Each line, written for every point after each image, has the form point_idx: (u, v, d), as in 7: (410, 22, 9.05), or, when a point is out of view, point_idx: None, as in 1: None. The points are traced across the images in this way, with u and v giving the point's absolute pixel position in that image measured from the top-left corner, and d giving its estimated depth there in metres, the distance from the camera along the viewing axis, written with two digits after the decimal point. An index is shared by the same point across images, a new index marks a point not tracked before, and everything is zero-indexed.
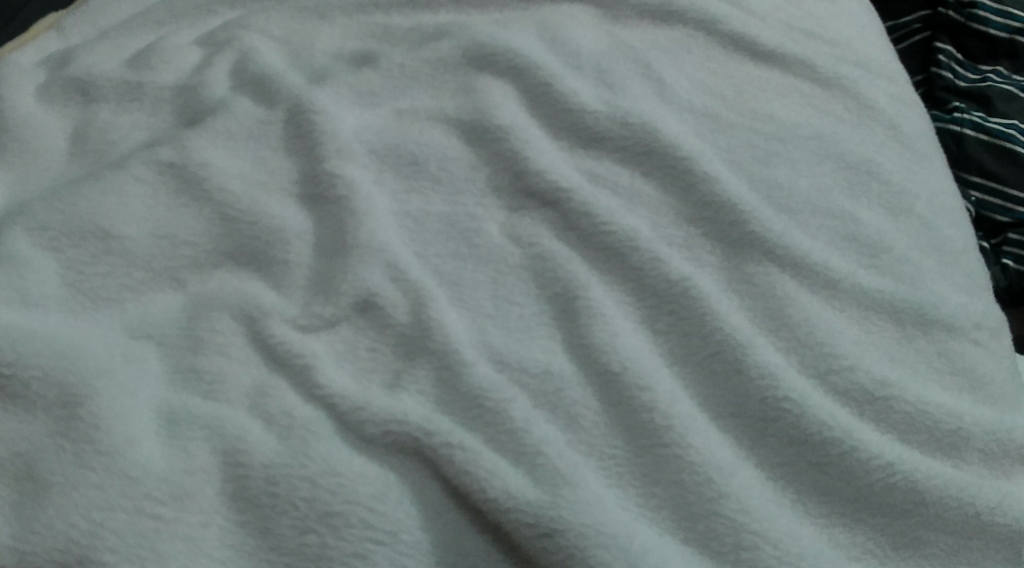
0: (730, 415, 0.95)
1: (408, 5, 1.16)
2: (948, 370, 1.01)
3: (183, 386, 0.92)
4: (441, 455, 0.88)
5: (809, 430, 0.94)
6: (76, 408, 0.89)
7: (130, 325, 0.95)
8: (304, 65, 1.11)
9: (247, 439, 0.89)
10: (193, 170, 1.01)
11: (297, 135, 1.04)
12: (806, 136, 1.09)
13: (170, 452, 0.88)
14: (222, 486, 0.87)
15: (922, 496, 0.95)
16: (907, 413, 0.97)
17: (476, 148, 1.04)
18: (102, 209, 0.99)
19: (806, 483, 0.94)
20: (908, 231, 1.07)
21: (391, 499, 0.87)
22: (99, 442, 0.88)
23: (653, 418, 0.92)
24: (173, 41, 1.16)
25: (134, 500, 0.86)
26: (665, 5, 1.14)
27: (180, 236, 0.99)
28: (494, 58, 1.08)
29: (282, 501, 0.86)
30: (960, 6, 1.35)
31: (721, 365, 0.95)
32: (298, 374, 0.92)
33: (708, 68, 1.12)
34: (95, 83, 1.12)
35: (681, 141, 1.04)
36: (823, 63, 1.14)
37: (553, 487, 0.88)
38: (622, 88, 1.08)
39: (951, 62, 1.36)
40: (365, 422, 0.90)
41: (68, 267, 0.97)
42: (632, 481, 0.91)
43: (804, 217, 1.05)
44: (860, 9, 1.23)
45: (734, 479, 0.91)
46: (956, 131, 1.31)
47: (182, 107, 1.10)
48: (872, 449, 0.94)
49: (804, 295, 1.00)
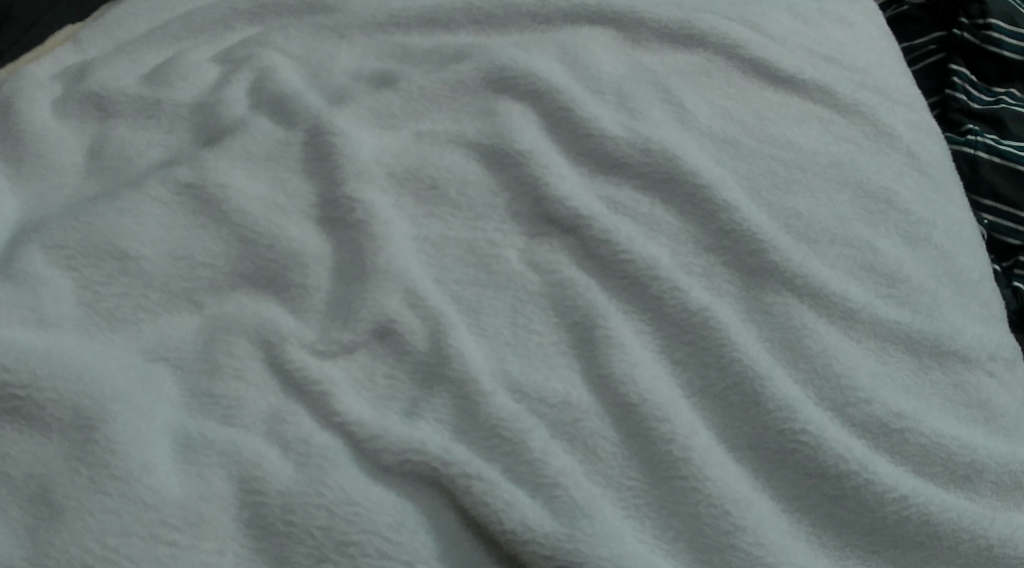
0: (747, 446, 0.95)
1: (427, 25, 1.16)
2: (963, 402, 1.01)
3: (199, 411, 0.91)
4: (458, 485, 0.88)
5: (826, 462, 0.94)
6: (92, 432, 0.89)
7: (146, 347, 0.95)
8: (323, 86, 1.11)
9: (263, 466, 0.88)
10: (211, 191, 1.01)
11: (316, 158, 1.04)
12: (825, 163, 1.09)
13: (185, 477, 0.88)
14: (238, 513, 0.87)
15: (936, 530, 0.94)
16: (922, 446, 0.97)
17: (495, 173, 1.04)
18: (120, 229, 0.98)
19: (821, 516, 0.94)
20: (926, 261, 1.06)
21: (408, 529, 0.87)
22: (115, 467, 0.87)
23: (670, 449, 0.91)
24: (190, 57, 1.16)
25: (150, 526, 0.86)
26: (686, 28, 1.14)
27: (197, 257, 0.98)
28: (514, 82, 1.08)
29: (299, 529, 0.86)
30: (975, 28, 1.33)
31: (739, 397, 0.95)
32: (315, 400, 0.92)
33: (727, 93, 1.12)
34: (112, 99, 1.11)
35: (702, 168, 1.04)
36: (842, 89, 1.13)
37: (571, 519, 0.88)
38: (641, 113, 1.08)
39: (965, 83, 1.32)
40: (383, 450, 0.89)
41: (84, 287, 0.97)
42: (648, 513, 0.90)
43: (823, 247, 1.04)
44: (880, 35, 1.23)
45: (751, 512, 0.91)
46: (969, 154, 1.27)
47: (199, 125, 1.10)
48: (887, 482, 0.94)
49: (823, 325, 1.00)
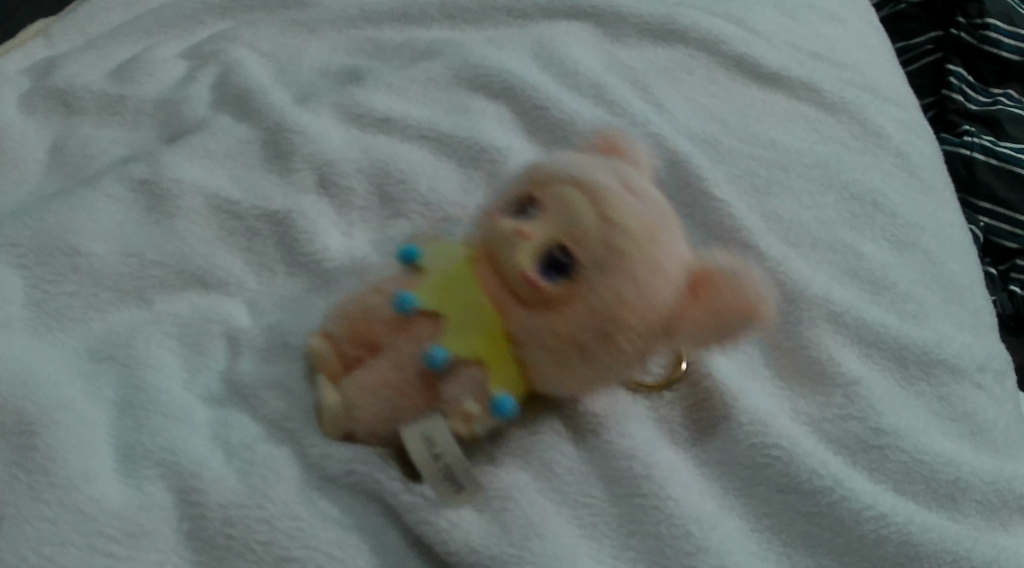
0: (717, 462, 0.90)
1: (400, 20, 1.11)
2: (948, 416, 0.95)
3: (142, 417, 0.86)
4: (402, 503, 0.84)
5: (800, 478, 0.88)
6: (34, 438, 0.83)
7: (91, 346, 0.90)
8: (290, 82, 1.06)
9: (203, 476, 0.83)
10: (165, 186, 0.95)
11: (276, 157, 0.99)
12: (811, 164, 1.03)
13: (126, 486, 0.83)
14: (179, 524, 0.82)
15: (915, 551, 0.88)
16: (903, 462, 0.91)
17: (467, 171, 1.00)
18: (71, 224, 0.93)
19: (795, 535, 0.88)
20: (914, 267, 1.01)
21: (351, 546, 0.83)
22: (54, 474, 0.82)
23: (632, 466, 0.87)
24: (158, 53, 1.09)
25: (86, 536, 0.81)
26: (667, 23, 1.09)
27: (149, 255, 0.93)
28: (488, 80, 1.04)
29: (238, 543, 0.82)
30: (973, 27, 1.27)
31: (709, 412, 0.91)
32: (261, 409, 0.87)
33: (709, 91, 1.07)
34: (76, 94, 1.03)
35: (687, 158, 1.00)
36: (829, 87, 1.08)
37: (519, 537, 0.84)
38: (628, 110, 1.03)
39: (963, 84, 1.27)
40: (329, 459, 0.85)
41: (33, 285, 0.91)
42: (607, 531, 0.86)
43: (806, 251, 0.99)
44: (871, 30, 1.17)
45: (715, 533, 0.86)
46: (965, 155, 1.22)
47: (165, 124, 1.03)
48: (864, 499, 0.88)
49: (811, 327, 0.95)
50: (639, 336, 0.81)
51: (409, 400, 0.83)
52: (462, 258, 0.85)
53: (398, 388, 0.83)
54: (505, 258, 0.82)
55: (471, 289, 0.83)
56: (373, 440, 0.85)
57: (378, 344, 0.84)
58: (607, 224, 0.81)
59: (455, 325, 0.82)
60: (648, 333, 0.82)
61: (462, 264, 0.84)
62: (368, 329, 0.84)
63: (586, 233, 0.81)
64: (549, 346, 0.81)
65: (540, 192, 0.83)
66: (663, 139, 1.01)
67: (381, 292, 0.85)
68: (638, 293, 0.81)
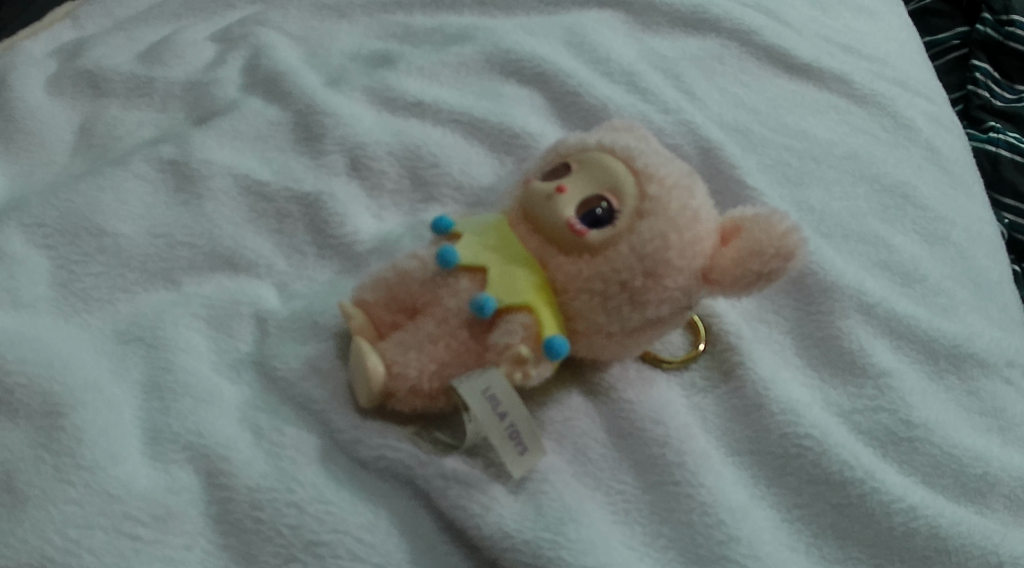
0: (750, 451, 0.88)
1: (431, 5, 1.11)
2: (976, 410, 0.92)
3: (169, 399, 0.85)
4: (434, 486, 0.82)
5: (831, 468, 0.86)
6: (59, 419, 0.82)
7: (118, 326, 0.88)
8: (319, 65, 1.05)
9: (232, 459, 0.82)
10: (194, 168, 0.95)
11: (306, 140, 0.98)
12: (840, 155, 1.03)
13: (155, 469, 0.82)
14: (206, 508, 0.81)
15: (945, 545, 0.86)
16: (933, 455, 0.89)
17: (500, 155, 0.99)
18: (98, 205, 0.92)
19: (825, 526, 0.86)
20: (945, 261, 0.99)
21: (382, 530, 0.81)
22: (80, 455, 0.81)
23: (664, 454, 0.86)
24: (186, 36, 1.08)
25: (112, 519, 0.79)
26: (699, 13, 1.09)
27: (177, 236, 0.92)
28: (519, 67, 1.04)
29: (267, 527, 0.80)
30: (999, 23, 1.25)
31: (742, 401, 0.90)
32: (290, 392, 0.86)
33: (741, 80, 1.06)
34: (105, 76, 1.03)
35: (719, 147, 0.99)
36: (860, 79, 1.07)
37: (555, 522, 0.82)
38: (661, 98, 1.02)
39: (988, 80, 1.24)
40: (359, 444, 0.84)
41: (59, 266, 0.90)
42: (638, 519, 0.85)
43: (837, 242, 0.98)
44: (901, 24, 1.16)
45: (747, 522, 0.85)
46: (990, 151, 1.18)
47: (193, 105, 1.02)
48: (894, 492, 0.86)
49: (842, 317, 0.94)
50: (677, 276, 0.81)
51: (457, 355, 0.82)
52: (497, 223, 0.85)
53: (444, 342, 0.82)
54: (543, 213, 0.82)
55: (511, 250, 0.83)
56: (416, 396, 0.83)
57: (418, 307, 0.84)
58: (640, 174, 0.82)
59: (502, 277, 0.82)
60: (686, 273, 0.82)
61: (497, 232, 0.85)
62: (406, 292, 0.84)
63: (622, 181, 0.82)
64: (593, 287, 0.81)
65: (574, 155, 0.84)
66: (695, 127, 1.00)
67: (416, 256, 0.85)
68: (677, 234, 0.81)
